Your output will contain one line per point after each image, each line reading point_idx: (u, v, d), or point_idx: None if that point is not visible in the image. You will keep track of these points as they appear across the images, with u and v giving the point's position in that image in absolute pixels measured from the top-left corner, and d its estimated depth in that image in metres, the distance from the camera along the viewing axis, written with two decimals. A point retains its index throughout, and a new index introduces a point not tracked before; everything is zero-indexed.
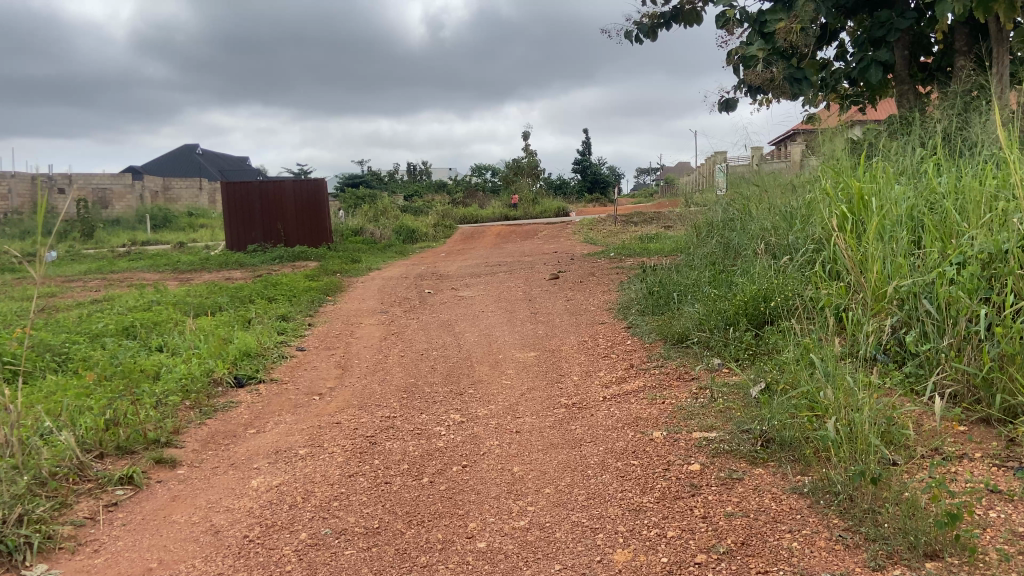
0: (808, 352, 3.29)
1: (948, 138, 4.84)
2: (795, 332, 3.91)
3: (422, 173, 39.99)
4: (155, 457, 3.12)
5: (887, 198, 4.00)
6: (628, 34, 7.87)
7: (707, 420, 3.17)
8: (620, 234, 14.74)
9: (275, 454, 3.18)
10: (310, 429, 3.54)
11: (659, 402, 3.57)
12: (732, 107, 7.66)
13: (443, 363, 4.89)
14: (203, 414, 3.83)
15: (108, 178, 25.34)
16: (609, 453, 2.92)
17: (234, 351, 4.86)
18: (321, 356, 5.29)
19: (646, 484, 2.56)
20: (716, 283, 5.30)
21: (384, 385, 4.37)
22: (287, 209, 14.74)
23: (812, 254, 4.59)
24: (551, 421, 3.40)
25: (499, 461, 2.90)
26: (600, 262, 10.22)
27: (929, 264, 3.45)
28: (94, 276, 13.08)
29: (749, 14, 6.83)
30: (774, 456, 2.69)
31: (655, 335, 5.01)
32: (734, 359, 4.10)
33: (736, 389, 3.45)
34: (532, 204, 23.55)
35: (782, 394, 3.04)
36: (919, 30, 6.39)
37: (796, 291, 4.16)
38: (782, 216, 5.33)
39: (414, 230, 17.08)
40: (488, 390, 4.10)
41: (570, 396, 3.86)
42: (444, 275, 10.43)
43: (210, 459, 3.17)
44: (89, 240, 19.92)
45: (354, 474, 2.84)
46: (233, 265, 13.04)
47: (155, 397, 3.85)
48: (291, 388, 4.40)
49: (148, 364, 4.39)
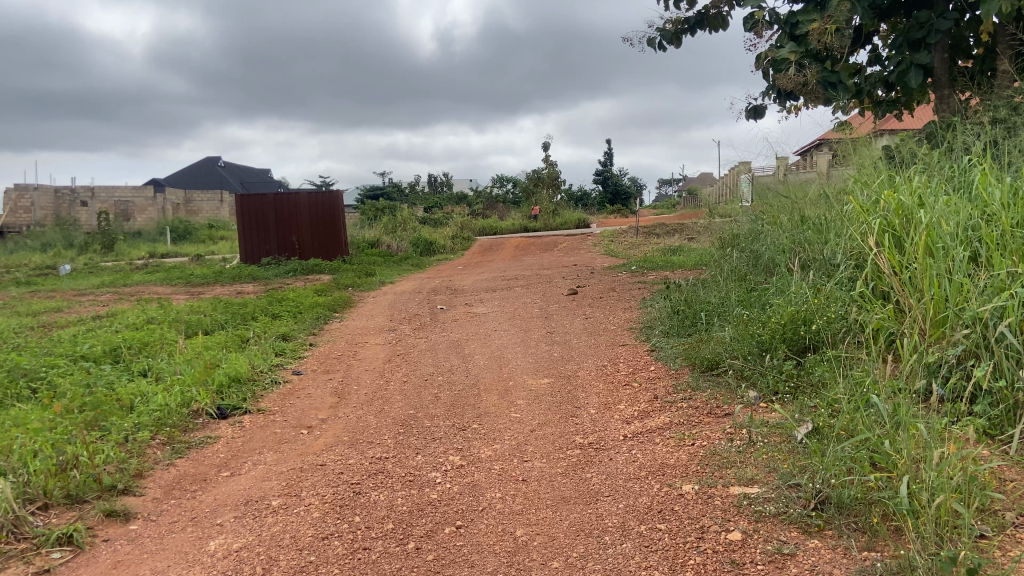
0: (862, 390, 2.82)
1: (996, 143, 4.35)
2: (842, 360, 3.43)
3: (443, 185, 39.68)
4: (105, 509, 2.73)
5: (935, 211, 3.53)
6: (651, 40, 7.46)
7: (746, 470, 2.69)
8: (641, 247, 14.23)
9: (245, 506, 2.77)
10: (290, 473, 3.12)
11: (688, 444, 3.11)
12: (760, 114, 7.20)
13: (447, 391, 4.45)
14: (174, 452, 3.44)
15: (130, 191, 25.32)
16: (631, 512, 2.46)
17: (221, 376, 4.47)
18: (318, 381, 4.89)
19: (676, 560, 2.11)
20: (747, 303, 4.82)
21: (381, 417, 3.94)
22: (301, 221, 14.42)
23: (854, 272, 4.10)
24: (563, 467, 2.96)
25: (499, 522, 2.45)
26: (621, 277, 9.76)
27: (996, 285, 2.97)
28: (106, 290, 12.84)
29: (779, 16, 6.39)
30: (831, 522, 2.21)
31: (682, 360, 4.55)
32: (774, 393, 3.61)
33: (777, 430, 2.99)
34: (553, 216, 23.12)
35: (834, 443, 2.56)
36: (959, 31, 5.89)
37: (840, 313, 3.67)
38: (817, 228, 4.85)
39: (432, 242, 16.73)
40: (495, 425, 3.65)
41: (586, 434, 3.41)
42: (459, 290, 10.01)
43: (170, 512, 2.77)
44: (109, 252, 19.82)
45: (329, 536, 2.41)
46: (246, 279, 12.74)
47: (123, 433, 3.47)
48: (279, 420, 3.99)
49: (123, 394, 4.02)
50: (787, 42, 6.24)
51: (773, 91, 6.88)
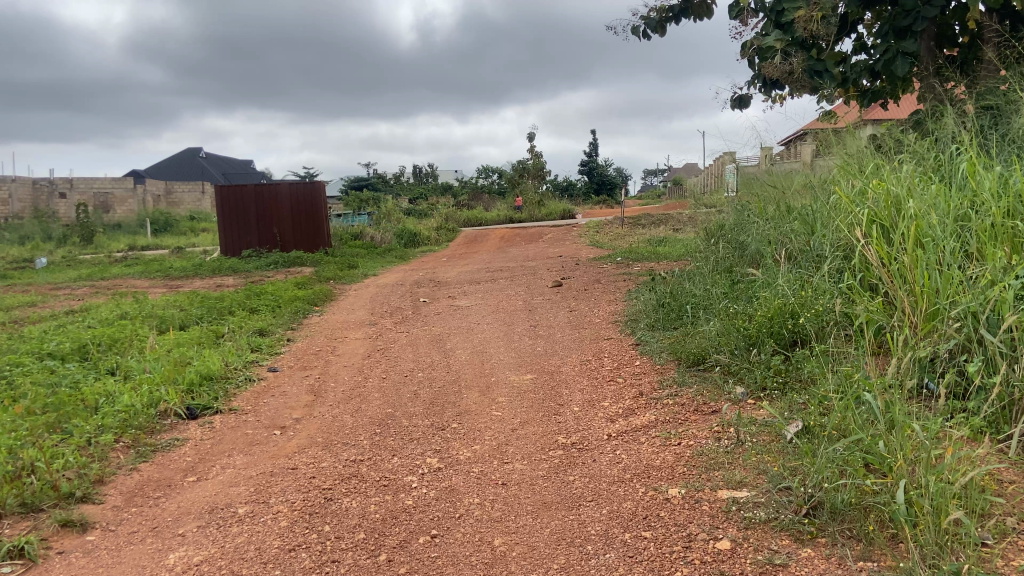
0: (854, 386, 2.72)
1: (984, 131, 4.27)
2: (831, 355, 3.33)
3: (427, 176, 39.41)
4: (61, 519, 2.58)
5: (924, 201, 3.43)
6: (635, 28, 7.32)
7: (734, 472, 2.58)
8: (626, 237, 14.15)
9: (209, 514, 2.64)
10: (259, 477, 2.98)
11: (673, 444, 3.00)
12: (745, 103, 7.11)
13: (427, 388, 4.32)
14: (139, 456, 3.29)
15: (109, 182, 24.89)
16: (615, 518, 2.35)
17: (192, 374, 4.32)
18: (295, 379, 4.74)
19: (661, 572, 2.00)
20: (733, 296, 4.72)
21: (357, 416, 3.81)
22: (282, 213, 14.18)
23: (842, 263, 4.00)
24: (545, 469, 2.84)
25: (477, 530, 2.34)
26: (606, 268, 9.66)
27: (988, 277, 2.88)
28: (83, 283, 12.57)
29: (764, 4, 6.29)
30: (824, 530, 2.10)
31: (667, 355, 4.44)
32: (762, 389, 3.51)
33: (766, 428, 2.89)
34: (539, 207, 23.00)
35: (826, 443, 2.45)
36: (945, 19, 5.79)
37: (828, 305, 3.57)
38: (804, 219, 4.75)
39: (416, 234, 16.55)
40: (475, 424, 3.53)
41: (569, 434, 3.29)
42: (442, 282, 9.87)
43: (131, 521, 2.63)
44: (88, 245, 19.45)
45: (296, 547, 2.28)
46: (226, 272, 12.52)
47: (85, 437, 3.31)
48: (251, 421, 3.84)
49: (87, 393, 3.86)
50: (773, 29, 6.13)
51: (758, 79, 6.78)
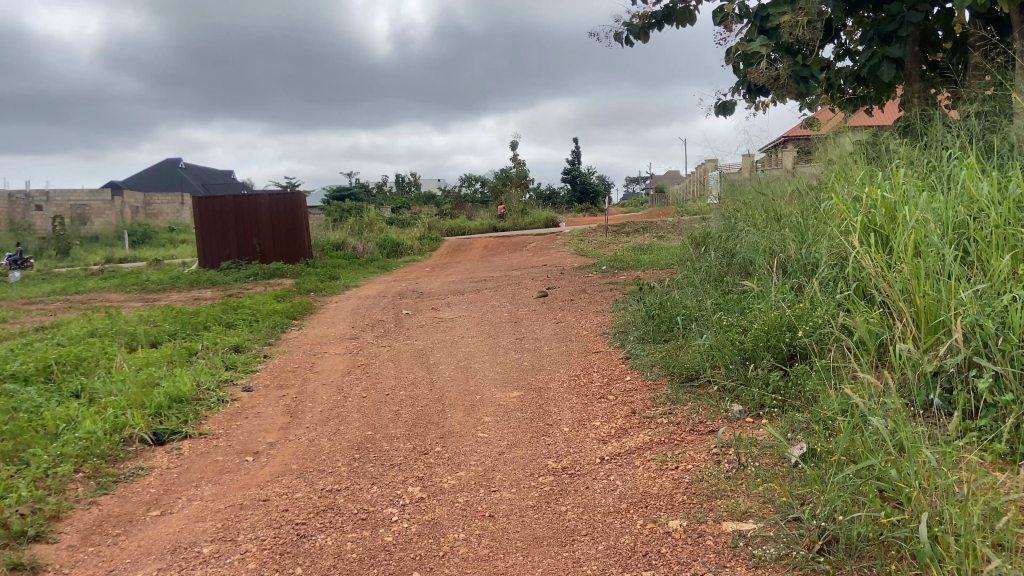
0: (859, 404, 2.55)
1: (974, 135, 4.13)
2: (830, 370, 3.17)
3: (410, 185, 39.23)
4: (9, 562, 2.36)
5: (920, 208, 3.29)
6: (617, 35, 7.20)
7: (739, 501, 2.41)
8: (610, 245, 14.03)
9: (171, 554, 2.43)
10: (228, 510, 2.78)
11: (671, 468, 2.83)
12: (729, 110, 6.99)
13: (409, 407, 4.13)
14: (99, 488, 3.07)
15: (86, 193, 24.48)
16: (613, 556, 2.17)
17: (161, 396, 4.09)
18: (271, 398, 4.53)
19: None
20: (725, 307, 4.56)
21: (335, 440, 3.60)
22: (262, 223, 13.91)
23: (837, 272, 3.85)
24: (535, 498, 2.66)
25: (462, 570, 2.15)
26: (592, 277, 9.50)
27: (993, 287, 2.73)
28: (56, 298, 12.25)
29: (748, 9, 6.16)
30: (841, 568, 1.93)
31: (659, 370, 4.27)
32: (760, 406, 3.35)
33: (768, 450, 2.72)
34: (522, 215, 22.91)
35: (834, 468, 2.29)
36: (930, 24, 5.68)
37: (826, 318, 3.40)
38: (795, 227, 4.61)
39: (399, 244, 16.35)
40: (460, 447, 3.34)
41: (559, 457, 3.11)
42: (425, 293, 9.68)
43: (87, 563, 2.42)
44: (65, 258, 19.08)
45: None
46: (204, 284, 12.24)
47: (41, 467, 3.08)
48: (222, 446, 3.62)
49: (48, 419, 3.63)
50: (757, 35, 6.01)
51: (743, 86, 6.66)
